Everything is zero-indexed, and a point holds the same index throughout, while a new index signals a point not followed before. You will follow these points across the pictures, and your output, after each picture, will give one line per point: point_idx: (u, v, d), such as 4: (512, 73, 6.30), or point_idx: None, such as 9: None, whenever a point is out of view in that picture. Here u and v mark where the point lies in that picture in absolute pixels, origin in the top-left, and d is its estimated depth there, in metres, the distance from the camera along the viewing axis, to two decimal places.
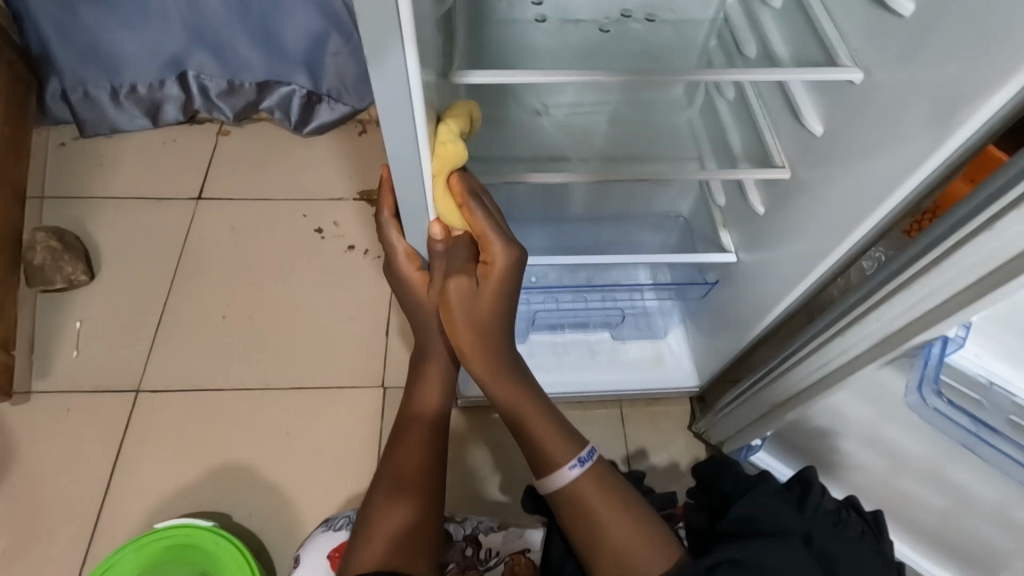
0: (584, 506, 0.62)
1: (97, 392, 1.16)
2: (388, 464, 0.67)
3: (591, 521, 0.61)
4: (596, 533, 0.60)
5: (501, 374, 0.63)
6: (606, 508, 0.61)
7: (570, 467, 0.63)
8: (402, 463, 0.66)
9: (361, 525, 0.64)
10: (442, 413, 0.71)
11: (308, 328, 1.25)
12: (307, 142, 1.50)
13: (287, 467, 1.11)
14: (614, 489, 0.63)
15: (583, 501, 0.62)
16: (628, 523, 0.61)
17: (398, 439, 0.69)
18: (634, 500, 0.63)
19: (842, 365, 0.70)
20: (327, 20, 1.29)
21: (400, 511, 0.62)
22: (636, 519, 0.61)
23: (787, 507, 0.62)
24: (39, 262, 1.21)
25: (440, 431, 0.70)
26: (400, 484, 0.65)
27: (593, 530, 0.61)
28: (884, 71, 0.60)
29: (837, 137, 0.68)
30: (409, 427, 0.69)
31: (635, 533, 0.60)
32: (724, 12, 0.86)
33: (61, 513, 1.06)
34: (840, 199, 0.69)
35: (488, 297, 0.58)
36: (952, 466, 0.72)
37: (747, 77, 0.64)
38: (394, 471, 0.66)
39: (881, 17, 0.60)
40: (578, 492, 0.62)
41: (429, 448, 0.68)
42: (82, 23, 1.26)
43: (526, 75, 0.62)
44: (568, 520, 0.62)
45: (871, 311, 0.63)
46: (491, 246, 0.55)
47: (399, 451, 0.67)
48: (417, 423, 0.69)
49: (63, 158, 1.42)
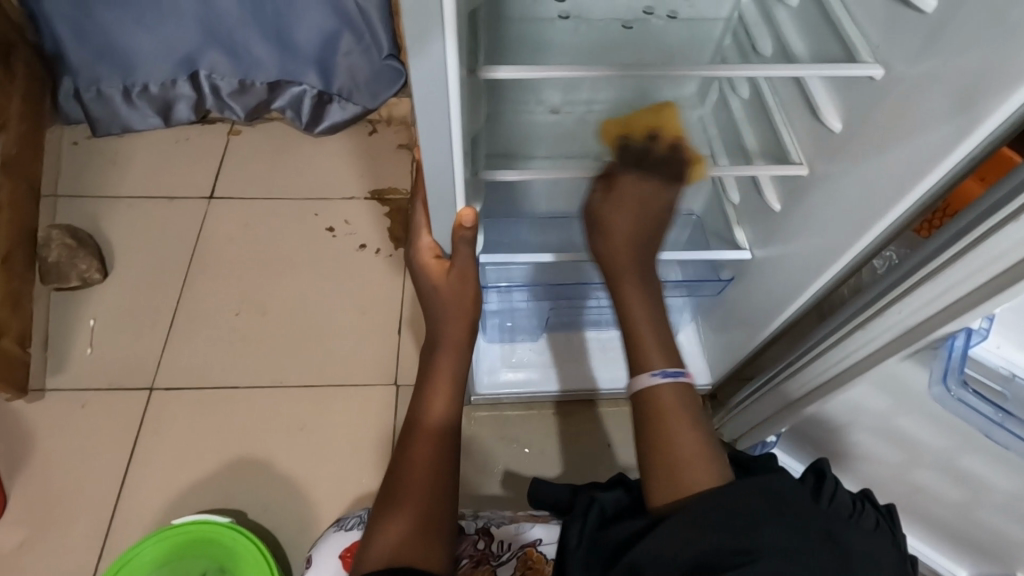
0: (661, 414, 0.64)
1: (110, 389, 1.16)
2: (396, 469, 0.65)
3: (662, 427, 0.63)
4: (660, 445, 0.62)
5: (631, 280, 0.69)
6: (675, 423, 0.63)
7: (655, 375, 0.65)
8: (410, 467, 0.64)
9: (368, 531, 0.62)
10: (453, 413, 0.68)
11: (321, 326, 1.26)
12: (318, 141, 1.51)
13: (301, 462, 1.11)
14: (688, 407, 0.65)
15: (656, 411, 0.64)
16: (698, 446, 0.62)
17: (408, 443, 0.66)
18: (703, 422, 0.64)
19: (862, 358, 0.71)
20: (340, 20, 1.30)
21: (405, 521, 0.60)
22: (701, 438, 0.62)
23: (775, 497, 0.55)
24: (54, 259, 1.21)
25: (450, 437, 0.67)
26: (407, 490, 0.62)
27: (661, 438, 0.63)
28: (905, 65, 0.60)
29: (856, 134, 0.68)
30: (417, 434, 0.66)
31: (702, 454, 0.61)
32: (739, 11, 0.87)
33: (77, 509, 1.06)
34: (858, 194, 0.69)
35: (621, 211, 0.69)
36: (967, 458, 0.73)
37: (766, 73, 0.65)
38: (401, 476, 0.64)
39: (902, 12, 0.59)
40: (655, 402, 0.65)
41: (439, 450, 0.65)
42: (96, 22, 1.27)
43: (549, 71, 0.62)
44: (642, 420, 0.65)
45: (892, 304, 0.64)
46: (626, 178, 0.70)
47: (408, 455, 0.65)
48: (428, 424, 0.67)
49: (76, 157, 1.43)
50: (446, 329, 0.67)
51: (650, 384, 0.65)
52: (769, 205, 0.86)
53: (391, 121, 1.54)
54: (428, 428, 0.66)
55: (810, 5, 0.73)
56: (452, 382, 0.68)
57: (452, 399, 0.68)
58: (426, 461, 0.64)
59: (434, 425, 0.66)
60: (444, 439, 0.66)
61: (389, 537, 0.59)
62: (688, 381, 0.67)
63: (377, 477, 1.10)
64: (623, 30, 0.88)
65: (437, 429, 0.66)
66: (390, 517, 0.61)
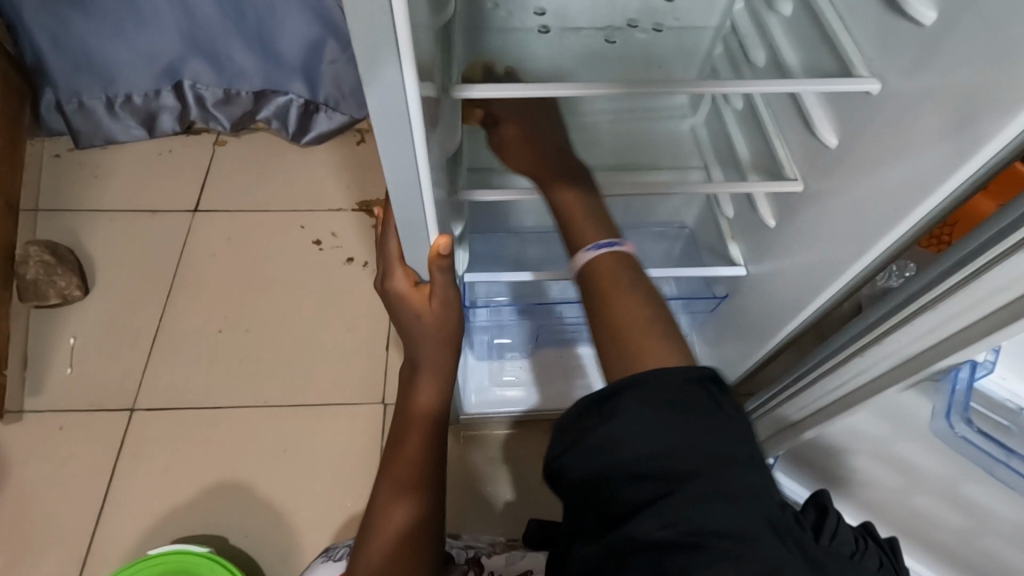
0: (602, 280, 0.60)
1: (90, 410, 1.13)
2: (391, 451, 0.65)
3: (602, 289, 0.59)
4: (600, 312, 0.58)
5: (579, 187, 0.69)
6: (617, 280, 0.59)
7: (591, 249, 0.62)
8: (405, 450, 0.64)
9: (370, 509, 0.64)
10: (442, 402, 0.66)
11: (307, 343, 1.23)
12: (305, 152, 1.47)
13: (285, 485, 1.08)
14: (627, 271, 0.61)
15: (597, 280, 0.60)
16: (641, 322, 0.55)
17: (400, 426, 0.65)
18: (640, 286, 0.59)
19: (862, 386, 0.67)
20: (324, 27, 1.27)
21: (402, 506, 0.62)
22: (643, 305, 0.57)
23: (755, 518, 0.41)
24: (32, 277, 1.18)
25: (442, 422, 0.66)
26: (400, 474, 0.63)
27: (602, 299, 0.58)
28: (901, 79, 0.57)
29: (854, 150, 0.64)
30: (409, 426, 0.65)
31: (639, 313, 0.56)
32: (730, 20, 0.84)
33: (53, 536, 1.03)
34: (856, 213, 0.65)
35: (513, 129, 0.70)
36: (968, 486, 0.70)
37: (757, 89, 0.61)
38: (396, 459, 0.64)
39: (896, 23, 0.56)
40: (596, 268, 0.61)
41: (432, 433, 0.65)
42: (75, 33, 1.24)
43: (528, 90, 0.58)
44: (586, 290, 0.61)
45: (890, 333, 0.60)
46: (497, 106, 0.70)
47: (402, 439, 0.65)
48: (420, 409, 0.65)
49: (57, 169, 1.41)
50: (427, 352, 0.62)
51: (590, 255, 0.62)
52: (763, 221, 0.82)
53: None
54: (419, 413, 0.64)
55: (802, 15, 0.70)
56: (437, 405, 0.65)
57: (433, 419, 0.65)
58: (419, 445, 0.64)
59: (425, 411, 0.64)
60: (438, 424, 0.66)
61: (389, 523, 0.62)
62: (626, 252, 0.63)
63: (363, 500, 1.07)
64: (605, 43, 0.86)
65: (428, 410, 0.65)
66: (389, 504, 0.62)
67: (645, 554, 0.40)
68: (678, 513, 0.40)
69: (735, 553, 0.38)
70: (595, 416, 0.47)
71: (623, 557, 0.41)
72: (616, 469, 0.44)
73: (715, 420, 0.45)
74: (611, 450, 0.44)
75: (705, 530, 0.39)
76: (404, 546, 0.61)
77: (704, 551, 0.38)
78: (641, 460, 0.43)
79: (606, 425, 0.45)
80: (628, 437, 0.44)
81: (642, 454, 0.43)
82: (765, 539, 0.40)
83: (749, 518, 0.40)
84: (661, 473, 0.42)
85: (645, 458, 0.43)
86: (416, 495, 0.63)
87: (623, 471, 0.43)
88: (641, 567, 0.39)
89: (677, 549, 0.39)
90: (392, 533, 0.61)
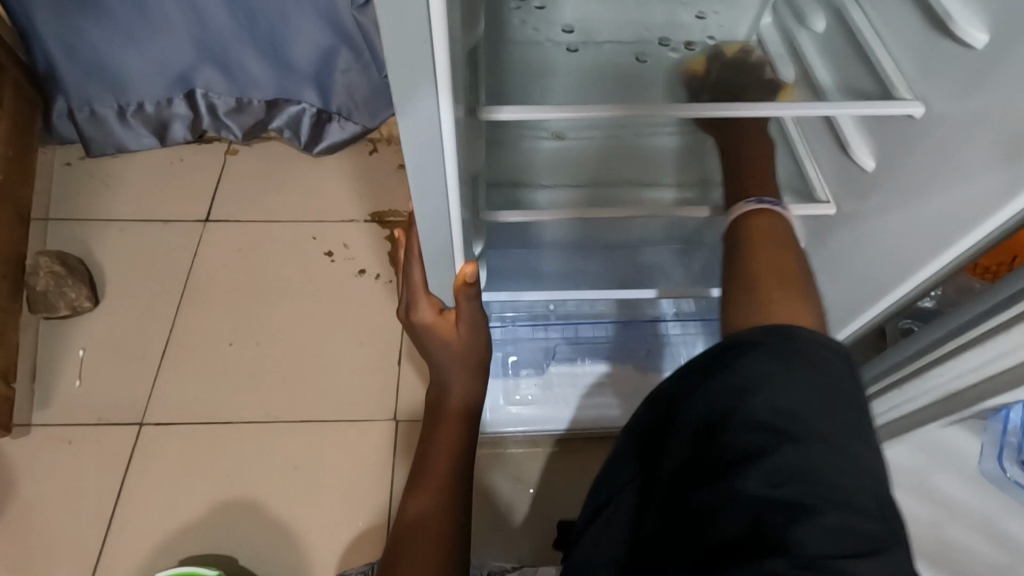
0: (757, 233, 0.60)
1: (98, 425, 1.12)
2: (421, 448, 0.64)
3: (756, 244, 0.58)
4: (751, 261, 0.56)
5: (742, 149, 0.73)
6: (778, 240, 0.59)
7: (749, 202, 0.62)
8: (436, 449, 0.63)
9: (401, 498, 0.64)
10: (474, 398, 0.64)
11: (317, 357, 1.21)
12: (317, 161, 1.46)
13: (294, 505, 1.07)
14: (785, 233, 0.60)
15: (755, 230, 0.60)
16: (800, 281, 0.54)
17: (431, 427, 0.64)
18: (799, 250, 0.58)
19: (899, 418, 0.66)
20: (338, 36, 1.26)
21: (429, 500, 0.61)
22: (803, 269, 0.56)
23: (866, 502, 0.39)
24: (42, 288, 1.17)
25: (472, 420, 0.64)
26: (430, 471, 0.63)
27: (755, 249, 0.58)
28: (948, 102, 0.54)
29: (894, 174, 0.62)
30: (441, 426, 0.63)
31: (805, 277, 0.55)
32: (757, 35, 0.82)
33: (59, 554, 1.01)
34: (898, 241, 0.63)
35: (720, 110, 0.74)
36: (1013, 522, 0.65)
37: (794, 112, 0.59)
38: (426, 456, 0.63)
39: (942, 44, 0.54)
40: (757, 221, 0.61)
41: (465, 436, 0.64)
42: (88, 41, 1.23)
43: (557, 110, 0.57)
44: (740, 243, 0.60)
45: (935, 367, 0.58)
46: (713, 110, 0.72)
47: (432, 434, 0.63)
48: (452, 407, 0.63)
49: (68, 178, 1.39)
50: (449, 370, 0.60)
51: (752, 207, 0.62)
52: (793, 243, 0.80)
53: (393, 140, 1.50)
54: (452, 417, 0.63)
55: (836, 32, 0.67)
56: (463, 411, 0.63)
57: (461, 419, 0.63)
58: (449, 446, 0.63)
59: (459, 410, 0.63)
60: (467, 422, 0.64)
61: (415, 515, 0.61)
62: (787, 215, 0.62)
63: (374, 519, 1.05)
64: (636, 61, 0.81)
65: (464, 409, 0.63)
66: (417, 494, 0.62)
67: (748, 506, 0.39)
68: (796, 477, 0.39)
69: (843, 529, 0.37)
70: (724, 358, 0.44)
71: (722, 505, 0.39)
72: (737, 415, 0.42)
73: (850, 396, 0.43)
74: (738, 397, 0.42)
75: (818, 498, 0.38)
76: (430, 534, 0.60)
77: (813, 516, 0.37)
78: (770, 408, 0.41)
79: (737, 370, 0.43)
80: (762, 387, 0.42)
81: (771, 404, 0.41)
82: (878, 523, 0.38)
83: (865, 499, 0.39)
84: (786, 430, 0.40)
85: (773, 413, 0.41)
86: (443, 491, 0.62)
87: (747, 419, 0.41)
88: (738, 518, 0.39)
89: (784, 508, 0.38)
90: (418, 521, 0.60)
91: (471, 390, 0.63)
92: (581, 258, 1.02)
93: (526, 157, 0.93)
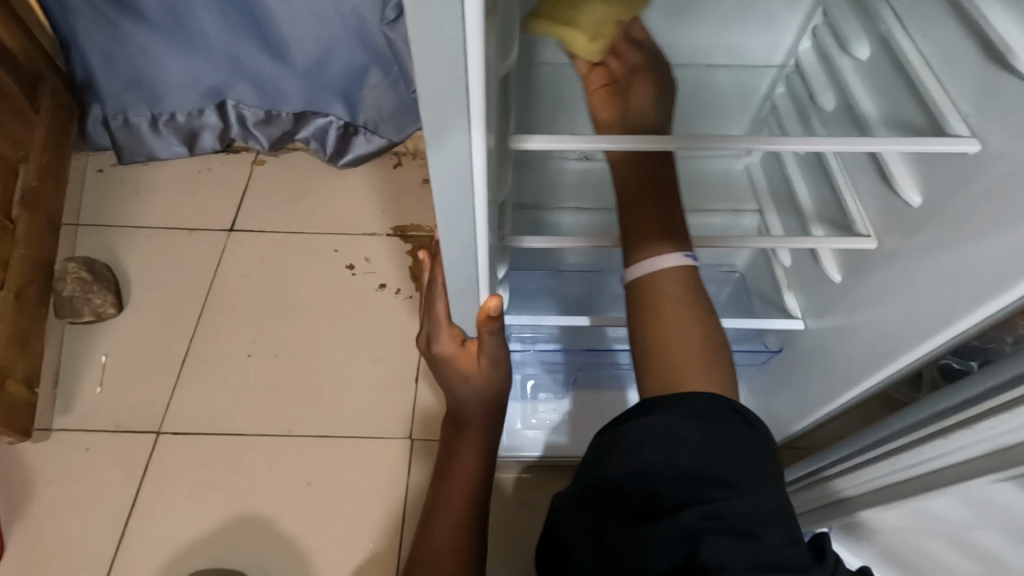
0: (657, 298, 0.60)
1: (116, 432, 1.12)
2: (442, 478, 0.63)
3: (655, 316, 0.59)
4: (658, 333, 0.59)
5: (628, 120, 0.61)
6: (679, 312, 0.59)
7: (665, 257, 0.60)
8: (456, 480, 0.62)
9: (420, 530, 0.63)
10: (494, 425, 0.62)
11: (334, 373, 1.20)
12: (342, 174, 1.46)
13: (306, 522, 1.06)
14: (693, 290, 0.60)
15: (646, 304, 0.60)
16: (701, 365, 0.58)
17: (452, 455, 0.63)
18: (712, 348, 0.59)
19: (942, 469, 0.61)
20: (368, 54, 1.26)
21: (448, 530, 0.60)
22: (702, 346, 0.59)
23: (781, 527, 0.48)
24: (68, 294, 1.19)
25: (491, 447, 0.63)
26: (448, 502, 0.62)
27: (650, 326, 0.59)
28: (1006, 142, 0.51)
29: (941, 212, 0.59)
30: (461, 454, 0.62)
31: (695, 356, 0.58)
32: (795, 59, 0.80)
33: (72, 562, 1.01)
34: (941, 278, 0.60)
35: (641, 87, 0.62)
36: None
37: (841, 145, 0.56)
38: (447, 485, 0.62)
39: (1003, 81, 0.51)
40: (657, 283, 0.60)
41: (482, 468, 0.62)
42: (126, 52, 1.26)
43: (595, 142, 0.53)
44: (640, 304, 0.60)
45: (985, 419, 0.55)
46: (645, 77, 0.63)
47: (453, 461, 0.62)
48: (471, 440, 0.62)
49: (99, 186, 1.41)
50: (468, 399, 0.58)
51: (650, 265, 0.60)
52: (828, 275, 0.77)
53: (417, 154, 1.49)
54: (473, 446, 0.62)
55: (883, 59, 0.65)
56: (483, 440, 0.62)
57: (483, 446, 0.62)
58: (469, 475, 0.62)
59: (479, 436, 0.62)
60: (488, 449, 0.63)
61: (433, 547, 0.60)
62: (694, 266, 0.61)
63: (386, 540, 1.04)
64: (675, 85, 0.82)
65: (484, 437, 0.62)
66: (437, 526, 0.61)
67: (676, 535, 0.46)
68: (719, 508, 0.47)
69: (770, 549, 0.46)
70: (663, 409, 0.52)
71: (659, 533, 0.46)
72: (659, 464, 0.49)
73: (758, 458, 0.52)
74: (653, 453, 0.50)
75: (736, 525, 0.46)
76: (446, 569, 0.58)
77: (739, 531, 0.46)
78: (687, 465, 0.49)
79: (669, 429, 0.51)
80: (671, 445, 0.50)
81: (687, 457, 0.49)
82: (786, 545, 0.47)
83: (774, 531, 0.47)
84: (703, 480, 0.48)
85: (686, 461, 0.49)
86: (459, 523, 0.60)
87: (668, 467, 0.49)
88: (675, 551, 0.45)
89: (712, 530, 0.45)
90: (435, 553, 0.59)
91: (488, 420, 0.61)
92: (603, 283, 0.99)
93: (551, 179, 0.90)
